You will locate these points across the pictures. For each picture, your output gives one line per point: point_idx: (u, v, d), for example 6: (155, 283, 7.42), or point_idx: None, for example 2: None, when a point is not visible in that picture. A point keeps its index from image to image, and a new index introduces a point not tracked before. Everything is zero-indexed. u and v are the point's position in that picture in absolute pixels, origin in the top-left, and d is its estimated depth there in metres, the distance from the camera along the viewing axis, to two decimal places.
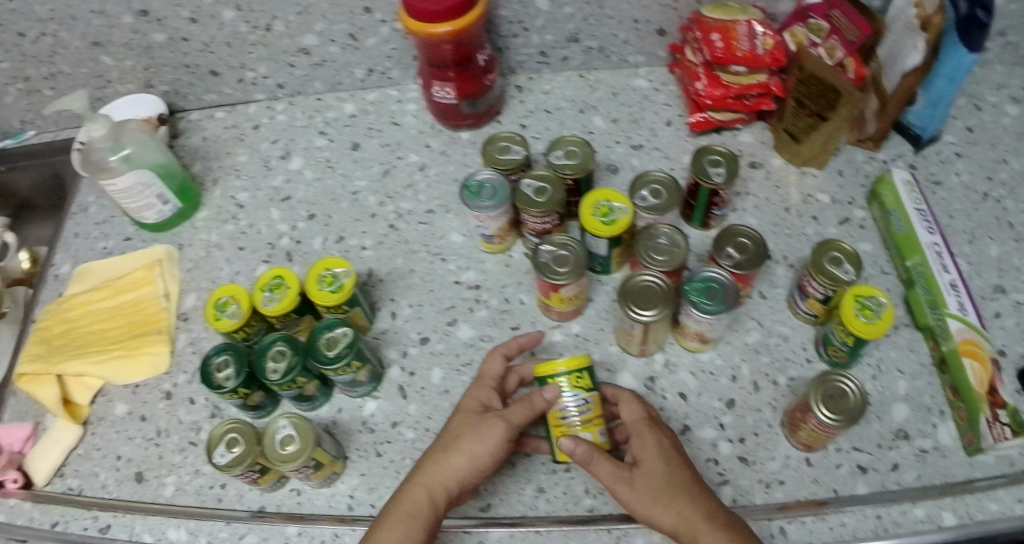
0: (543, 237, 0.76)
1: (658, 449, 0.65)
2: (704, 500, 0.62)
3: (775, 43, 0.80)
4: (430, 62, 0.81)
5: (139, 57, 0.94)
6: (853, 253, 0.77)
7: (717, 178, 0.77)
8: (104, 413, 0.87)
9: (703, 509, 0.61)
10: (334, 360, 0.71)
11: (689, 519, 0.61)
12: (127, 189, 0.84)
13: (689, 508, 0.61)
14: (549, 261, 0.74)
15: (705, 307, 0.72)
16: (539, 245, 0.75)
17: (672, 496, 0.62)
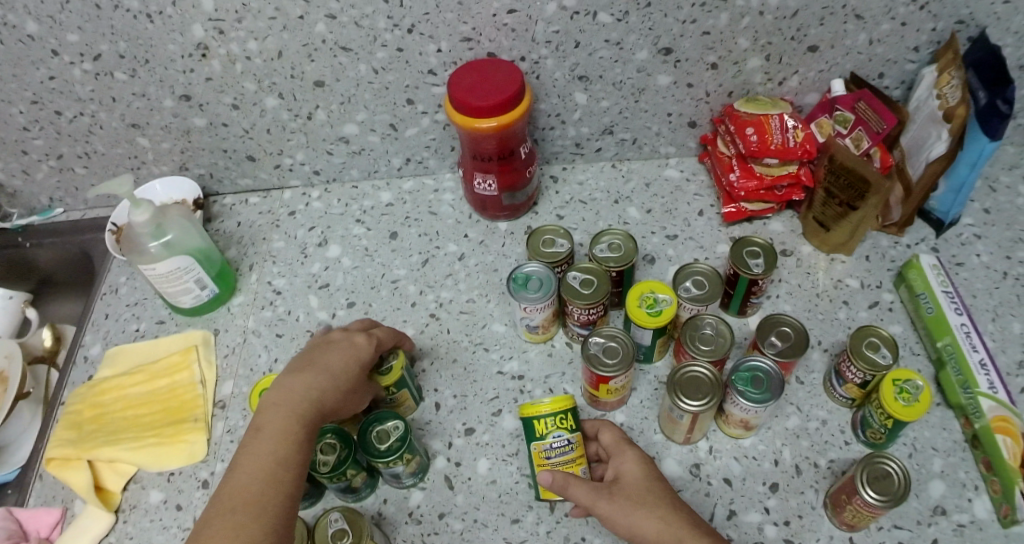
0: (589, 329, 0.77)
1: (639, 466, 0.68)
2: (685, 512, 0.63)
3: (806, 136, 0.86)
4: (473, 155, 0.84)
5: (177, 140, 0.95)
6: (890, 338, 0.79)
7: (756, 268, 0.79)
8: (136, 500, 0.81)
9: (683, 517, 0.62)
10: (387, 452, 0.71)
11: (672, 525, 0.62)
12: (166, 274, 0.83)
13: (672, 515, 0.62)
14: (598, 352, 0.75)
15: (752, 395, 0.73)
16: (587, 337, 0.76)
17: (655, 507, 0.63)
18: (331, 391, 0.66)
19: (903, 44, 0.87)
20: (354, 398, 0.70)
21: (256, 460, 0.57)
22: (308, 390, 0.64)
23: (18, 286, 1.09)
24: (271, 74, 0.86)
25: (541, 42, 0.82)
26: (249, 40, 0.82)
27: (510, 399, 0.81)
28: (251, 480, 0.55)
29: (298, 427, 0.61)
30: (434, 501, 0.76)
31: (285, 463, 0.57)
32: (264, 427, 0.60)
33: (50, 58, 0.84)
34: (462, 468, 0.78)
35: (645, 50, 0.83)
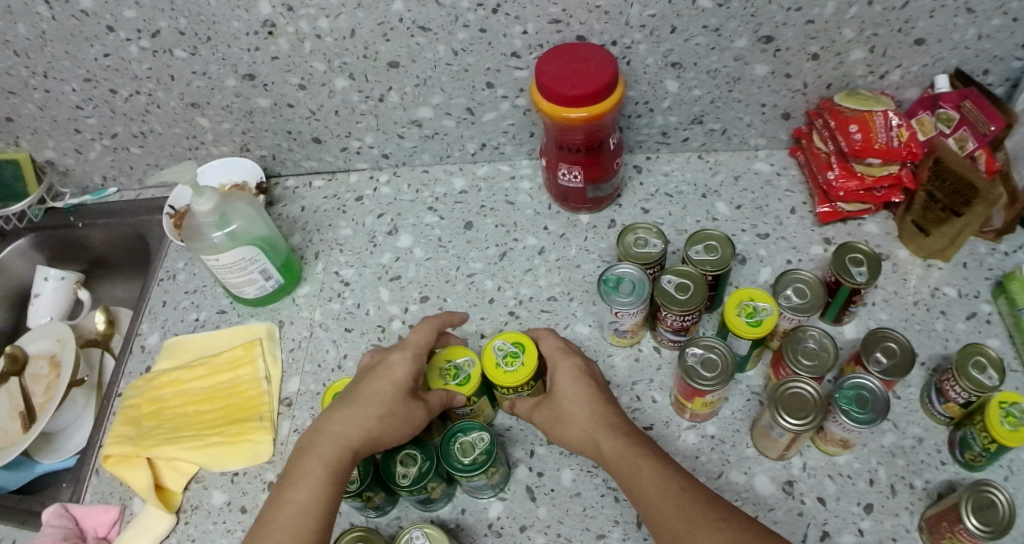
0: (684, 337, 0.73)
1: (574, 372, 0.70)
2: (612, 412, 0.66)
3: (910, 136, 0.80)
4: (559, 145, 0.79)
5: (238, 121, 0.90)
6: (998, 360, 0.75)
7: (859, 277, 0.75)
8: (198, 501, 0.78)
9: (610, 418, 0.65)
10: (471, 467, 0.67)
11: (593, 428, 0.64)
12: (231, 265, 0.80)
13: (588, 419, 0.65)
14: (695, 364, 0.71)
15: (855, 416, 0.69)
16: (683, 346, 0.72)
17: (584, 410, 0.66)
18: (355, 418, 0.64)
19: (1013, 41, 0.81)
20: (401, 421, 0.65)
21: (283, 509, 0.57)
22: (347, 427, 0.63)
23: (70, 266, 1.05)
24: (342, 54, 0.81)
25: (636, 27, 0.76)
26: (321, 18, 0.77)
27: None
28: (275, 524, 0.56)
29: (322, 464, 0.60)
30: (516, 513, 0.73)
31: (303, 504, 0.57)
32: (292, 473, 0.60)
33: (106, 33, 0.79)
34: (545, 479, 0.74)
35: (745, 37, 0.78)
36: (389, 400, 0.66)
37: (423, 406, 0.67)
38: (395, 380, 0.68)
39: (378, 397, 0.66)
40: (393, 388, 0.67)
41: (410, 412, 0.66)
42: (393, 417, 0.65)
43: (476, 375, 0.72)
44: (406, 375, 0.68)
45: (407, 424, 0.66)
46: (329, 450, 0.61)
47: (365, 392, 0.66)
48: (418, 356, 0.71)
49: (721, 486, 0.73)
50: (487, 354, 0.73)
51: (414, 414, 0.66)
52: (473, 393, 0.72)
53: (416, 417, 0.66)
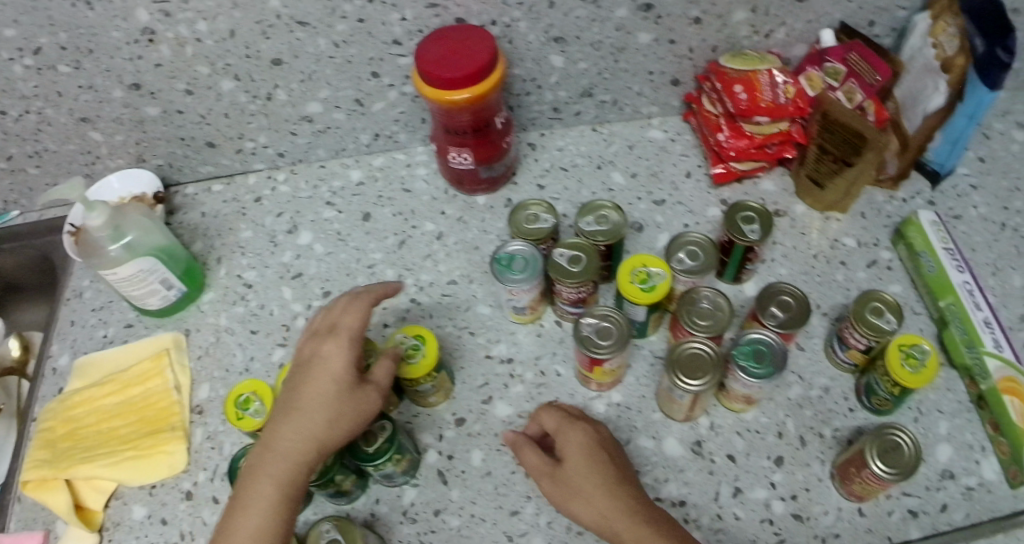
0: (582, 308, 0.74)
1: (588, 440, 0.66)
2: (605, 474, 0.64)
3: (797, 92, 0.81)
4: (446, 128, 0.79)
5: (132, 131, 0.89)
6: (894, 303, 0.76)
7: (752, 234, 0.75)
8: (120, 518, 0.78)
9: (612, 488, 0.62)
10: (375, 456, 0.68)
11: (594, 500, 0.62)
12: (130, 277, 0.78)
13: (553, 482, 0.65)
14: (591, 333, 0.72)
15: (754, 371, 0.69)
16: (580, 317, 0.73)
17: (546, 476, 0.65)
18: (297, 426, 0.60)
19: None
20: (353, 411, 0.62)
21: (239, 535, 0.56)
22: (292, 439, 0.59)
23: None
24: (224, 55, 0.80)
25: (513, 5, 0.75)
26: (199, 21, 0.75)
27: (500, 384, 0.77)
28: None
29: (275, 483, 0.58)
30: (428, 499, 0.73)
31: (259, 531, 0.56)
32: (242, 492, 0.58)
33: None
34: (455, 462, 0.74)
35: (624, 6, 0.77)
36: (327, 399, 0.61)
37: (372, 389, 0.64)
38: (335, 375, 0.63)
39: (319, 396, 0.61)
40: (335, 384, 0.63)
41: (360, 400, 0.62)
42: (343, 415, 0.61)
43: (379, 365, 0.72)
44: (344, 365, 0.64)
45: (363, 413, 0.62)
46: (280, 467, 0.58)
47: (303, 395, 0.62)
48: (353, 341, 0.65)
49: (630, 452, 0.74)
50: (389, 347, 0.72)
51: (366, 402, 0.63)
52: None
53: (369, 403, 0.63)
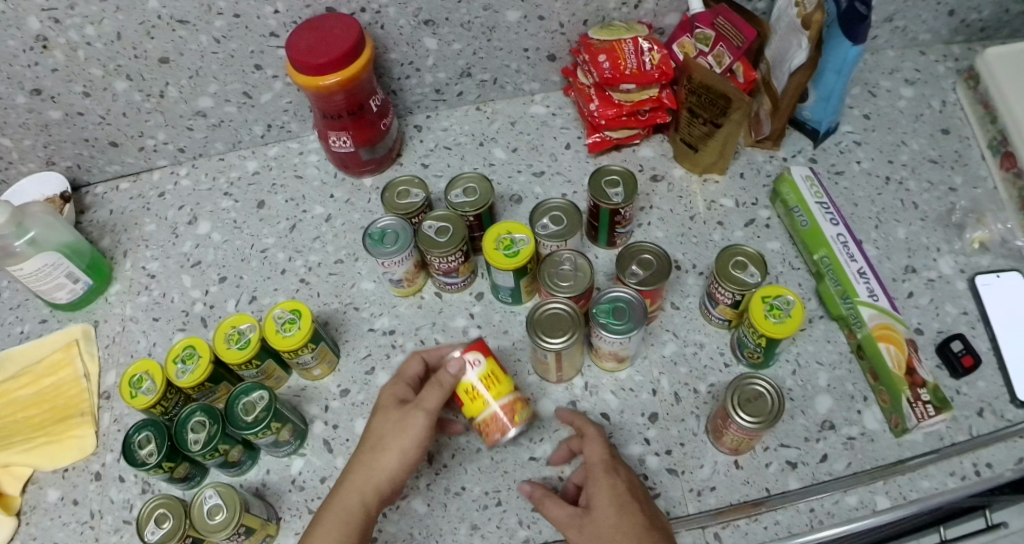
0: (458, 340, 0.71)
1: (601, 449, 0.69)
2: (633, 520, 0.63)
3: (662, 58, 0.84)
4: (325, 114, 0.82)
5: (38, 135, 0.92)
6: (757, 256, 0.78)
7: (616, 198, 0.78)
8: (37, 501, 0.83)
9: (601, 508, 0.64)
10: (254, 424, 0.72)
11: None
12: (37, 273, 0.83)
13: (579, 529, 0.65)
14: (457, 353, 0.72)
15: (614, 327, 0.73)
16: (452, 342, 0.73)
17: (573, 526, 0.65)
18: (361, 463, 0.64)
19: None
20: (400, 433, 0.65)
21: None
22: (366, 472, 0.64)
23: None
24: (115, 57, 0.83)
25: None
26: (87, 25, 0.78)
27: (382, 355, 0.80)
28: None
29: (337, 516, 0.62)
30: (315, 466, 0.78)
31: None
32: (317, 523, 0.62)
33: None
34: (340, 430, 0.78)
35: None
36: (387, 427, 0.65)
37: (417, 411, 0.65)
38: (384, 411, 0.67)
39: (380, 428, 0.66)
40: (387, 419, 0.66)
41: (404, 423, 0.65)
42: (389, 439, 0.65)
43: (259, 338, 0.76)
44: (392, 397, 0.68)
45: (406, 434, 0.64)
46: (351, 498, 0.62)
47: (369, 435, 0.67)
48: (404, 380, 0.70)
49: None
50: (268, 323, 0.76)
51: (409, 425, 0.65)
52: (255, 357, 0.75)
53: (415, 425, 0.65)
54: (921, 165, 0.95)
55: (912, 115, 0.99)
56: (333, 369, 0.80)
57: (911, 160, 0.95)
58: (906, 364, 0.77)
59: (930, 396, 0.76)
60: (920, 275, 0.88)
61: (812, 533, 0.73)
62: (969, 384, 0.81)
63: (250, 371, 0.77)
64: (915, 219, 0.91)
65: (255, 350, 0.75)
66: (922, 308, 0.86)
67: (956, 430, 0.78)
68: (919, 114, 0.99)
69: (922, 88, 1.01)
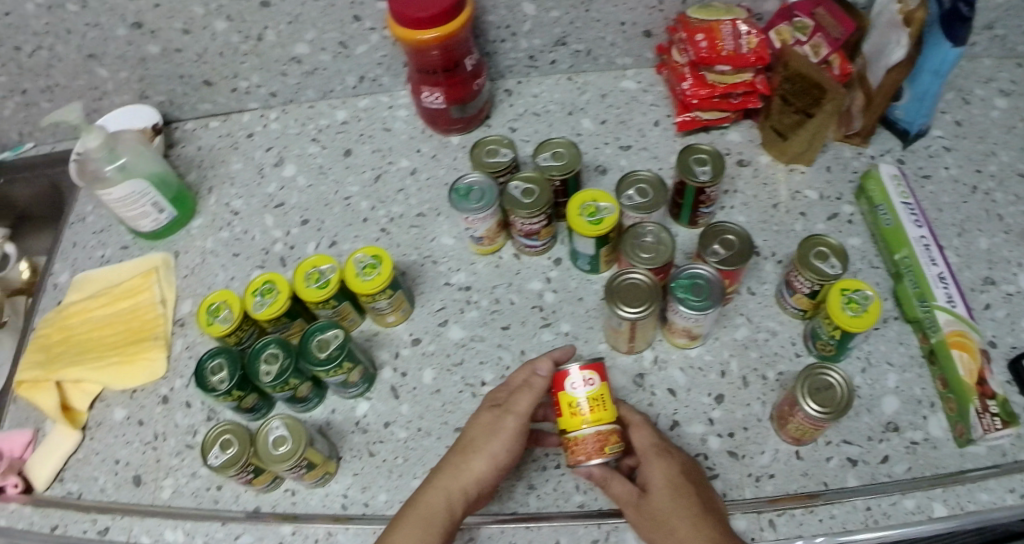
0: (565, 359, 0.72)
1: (647, 439, 0.71)
2: (692, 507, 0.66)
3: (759, 43, 0.83)
4: (419, 69, 0.83)
5: (134, 69, 0.94)
6: (839, 248, 0.77)
7: (702, 176, 0.78)
8: (102, 418, 0.87)
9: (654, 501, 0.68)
10: (327, 361, 0.73)
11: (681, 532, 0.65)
12: (124, 198, 0.85)
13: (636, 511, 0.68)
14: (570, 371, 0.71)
15: (691, 303, 0.73)
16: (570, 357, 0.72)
17: (632, 507, 0.69)
18: (455, 465, 0.67)
19: None
20: (493, 436, 0.68)
21: None
22: (459, 474, 0.66)
23: None
24: None
25: None
26: None
27: (456, 309, 0.82)
28: None
29: (422, 515, 0.64)
30: (380, 411, 0.79)
31: None
32: (404, 514, 0.65)
33: None
34: (408, 379, 0.80)
35: None
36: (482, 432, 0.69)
37: (506, 413, 0.69)
38: (485, 416, 0.70)
39: (474, 430, 0.70)
40: (484, 422, 0.70)
41: (494, 425, 0.69)
42: (478, 437, 0.69)
43: (338, 280, 0.77)
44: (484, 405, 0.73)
45: (497, 435, 0.68)
46: (441, 497, 0.65)
47: (466, 437, 0.70)
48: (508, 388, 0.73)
49: None
50: (349, 265, 0.77)
51: (496, 425, 0.69)
52: (332, 298, 0.77)
53: (506, 427, 0.69)
54: (1011, 177, 0.92)
55: (1005, 127, 0.97)
56: (406, 318, 0.81)
57: (1000, 171, 0.93)
58: (978, 373, 0.74)
59: (999, 409, 0.72)
60: (999, 288, 0.85)
61: (866, 531, 0.71)
62: None
63: (326, 311, 0.79)
64: (999, 232, 0.89)
65: (334, 291, 0.76)
66: (998, 321, 0.83)
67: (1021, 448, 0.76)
68: (1012, 127, 0.97)
69: (1017, 100, 0.99)
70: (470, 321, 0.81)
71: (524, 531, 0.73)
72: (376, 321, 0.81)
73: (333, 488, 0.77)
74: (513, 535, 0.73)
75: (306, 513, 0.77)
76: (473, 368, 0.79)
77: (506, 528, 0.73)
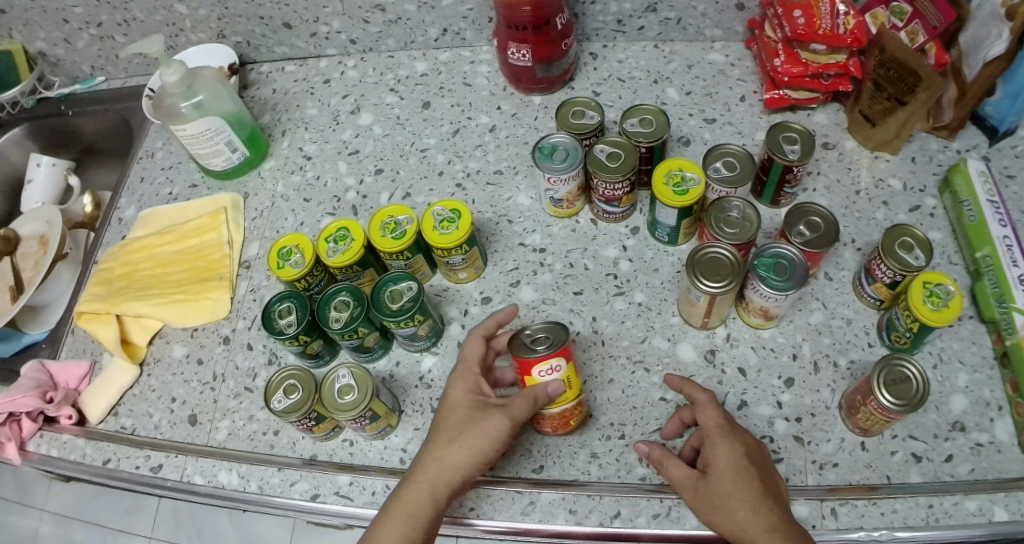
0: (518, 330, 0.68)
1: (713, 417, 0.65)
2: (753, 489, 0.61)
3: (856, 24, 0.80)
4: (508, 24, 0.82)
5: (215, 7, 0.93)
6: (924, 240, 0.76)
7: (791, 154, 0.76)
8: (160, 355, 0.87)
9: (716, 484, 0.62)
10: (399, 312, 0.73)
11: (738, 515, 0.60)
12: (197, 135, 0.84)
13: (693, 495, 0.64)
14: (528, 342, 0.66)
15: (773, 283, 0.71)
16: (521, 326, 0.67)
17: (690, 488, 0.64)
18: (435, 454, 0.62)
19: None
20: (479, 431, 0.62)
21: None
22: (441, 465, 0.61)
23: (64, 153, 1.12)
24: None
25: None
26: None
27: (529, 271, 0.81)
28: None
29: (405, 511, 0.60)
30: (446, 367, 0.79)
31: None
32: (386, 508, 0.61)
33: None
34: None
35: None
36: (461, 422, 0.64)
37: (496, 412, 0.63)
38: (458, 403, 0.66)
39: (453, 422, 0.64)
40: (461, 410, 0.65)
41: (480, 424, 0.62)
42: (464, 436, 0.62)
43: (414, 232, 0.77)
44: (466, 395, 0.66)
45: (482, 435, 0.62)
46: (424, 490, 0.61)
47: (442, 423, 0.65)
48: (473, 368, 0.69)
49: (643, 349, 0.77)
50: (426, 218, 0.77)
51: (483, 424, 0.62)
52: (407, 249, 0.76)
53: (494, 427, 0.62)
54: None
55: None
56: (478, 276, 0.81)
57: None
58: None
59: None
60: None
61: (927, 529, 0.70)
62: None
63: (398, 262, 0.78)
64: None
65: (410, 242, 0.76)
66: None
67: None
68: None
69: None
70: (542, 284, 0.80)
71: (587, 499, 0.71)
72: (448, 277, 0.81)
73: (393, 441, 0.77)
74: (576, 503, 0.71)
75: (363, 464, 0.77)
76: None
77: (567, 495, 0.72)
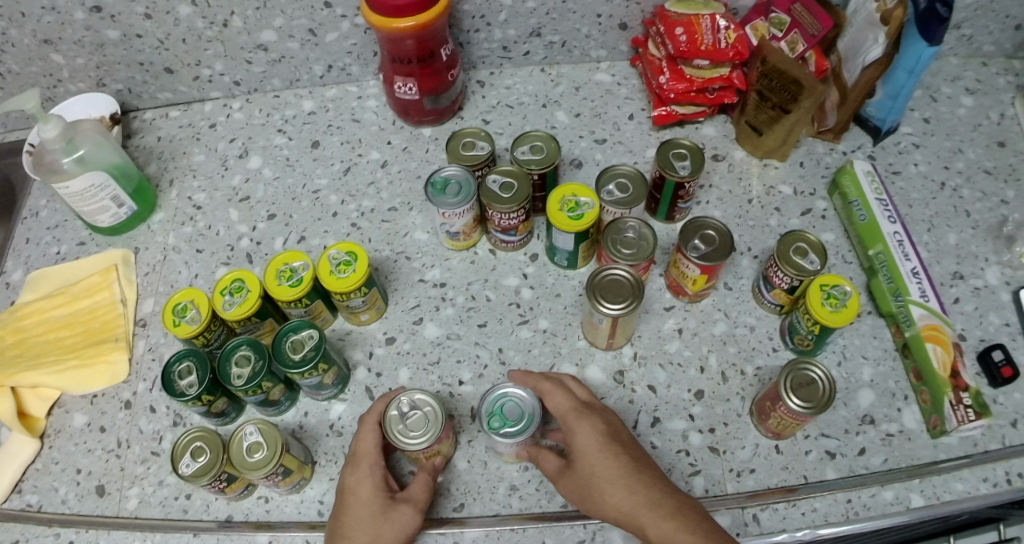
0: (388, 402, 0.68)
1: (597, 437, 0.63)
2: (618, 467, 0.61)
3: (738, 37, 0.83)
4: (392, 57, 0.81)
5: (92, 55, 0.89)
6: (818, 244, 0.76)
7: (682, 171, 0.77)
8: (62, 425, 0.81)
9: (647, 499, 0.58)
10: (301, 363, 0.69)
11: (609, 494, 0.60)
12: (81, 193, 0.81)
13: (566, 490, 0.64)
14: (405, 421, 0.66)
15: (514, 429, 0.67)
16: (397, 396, 0.68)
17: (568, 486, 0.64)
18: None
19: None
20: (390, 531, 0.62)
21: None
22: None
23: None
24: None
25: None
26: None
27: (432, 307, 0.82)
28: None
29: None
30: (357, 413, 0.77)
31: None
32: None
33: None
34: (383, 379, 0.78)
35: None
36: (369, 523, 0.62)
37: (407, 506, 0.64)
38: (364, 501, 0.64)
39: (363, 524, 0.62)
40: (365, 510, 0.63)
41: (394, 521, 0.63)
42: (381, 536, 0.61)
43: (311, 278, 0.74)
44: (373, 490, 0.64)
45: (399, 532, 0.62)
46: None
47: (344, 527, 0.62)
48: (373, 462, 0.66)
49: None
50: (323, 262, 0.74)
51: (400, 520, 0.63)
52: (305, 295, 0.74)
53: (403, 520, 0.63)
54: (977, 175, 0.94)
55: (971, 125, 0.98)
56: (380, 314, 0.80)
57: (966, 168, 0.94)
58: (952, 366, 0.75)
59: (972, 401, 0.73)
60: (967, 282, 0.86)
61: (848, 523, 0.71)
62: (1006, 395, 0.79)
63: (298, 309, 0.75)
64: (967, 227, 0.90)
65: (307, 288, 0.73)
66: (967, 314, 0.84)
67: (989, 438, 0.76)
68: (976, 124, 0.98)
69: (982, 98, 1.01)
70: (447, 319, 0.81)
71: (511, 534, 0.69)
72: (352, 318, 0.79)
73: (308, 493, 0.74)
74: (501, 539, 0.68)
75: (281, 520, 0.73)
76: (451, 367, 0.78)
77: (491, 532, 0.69)
